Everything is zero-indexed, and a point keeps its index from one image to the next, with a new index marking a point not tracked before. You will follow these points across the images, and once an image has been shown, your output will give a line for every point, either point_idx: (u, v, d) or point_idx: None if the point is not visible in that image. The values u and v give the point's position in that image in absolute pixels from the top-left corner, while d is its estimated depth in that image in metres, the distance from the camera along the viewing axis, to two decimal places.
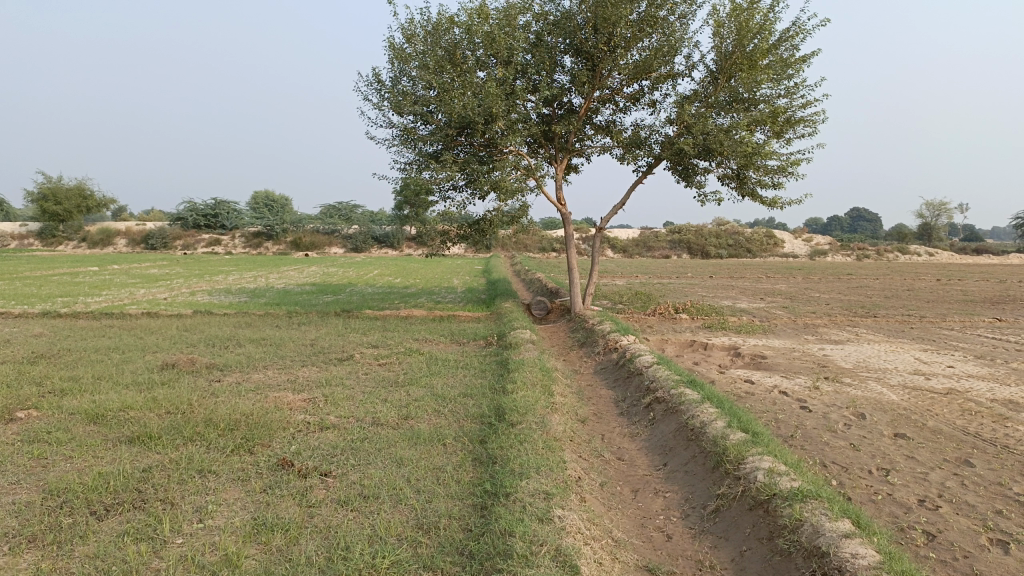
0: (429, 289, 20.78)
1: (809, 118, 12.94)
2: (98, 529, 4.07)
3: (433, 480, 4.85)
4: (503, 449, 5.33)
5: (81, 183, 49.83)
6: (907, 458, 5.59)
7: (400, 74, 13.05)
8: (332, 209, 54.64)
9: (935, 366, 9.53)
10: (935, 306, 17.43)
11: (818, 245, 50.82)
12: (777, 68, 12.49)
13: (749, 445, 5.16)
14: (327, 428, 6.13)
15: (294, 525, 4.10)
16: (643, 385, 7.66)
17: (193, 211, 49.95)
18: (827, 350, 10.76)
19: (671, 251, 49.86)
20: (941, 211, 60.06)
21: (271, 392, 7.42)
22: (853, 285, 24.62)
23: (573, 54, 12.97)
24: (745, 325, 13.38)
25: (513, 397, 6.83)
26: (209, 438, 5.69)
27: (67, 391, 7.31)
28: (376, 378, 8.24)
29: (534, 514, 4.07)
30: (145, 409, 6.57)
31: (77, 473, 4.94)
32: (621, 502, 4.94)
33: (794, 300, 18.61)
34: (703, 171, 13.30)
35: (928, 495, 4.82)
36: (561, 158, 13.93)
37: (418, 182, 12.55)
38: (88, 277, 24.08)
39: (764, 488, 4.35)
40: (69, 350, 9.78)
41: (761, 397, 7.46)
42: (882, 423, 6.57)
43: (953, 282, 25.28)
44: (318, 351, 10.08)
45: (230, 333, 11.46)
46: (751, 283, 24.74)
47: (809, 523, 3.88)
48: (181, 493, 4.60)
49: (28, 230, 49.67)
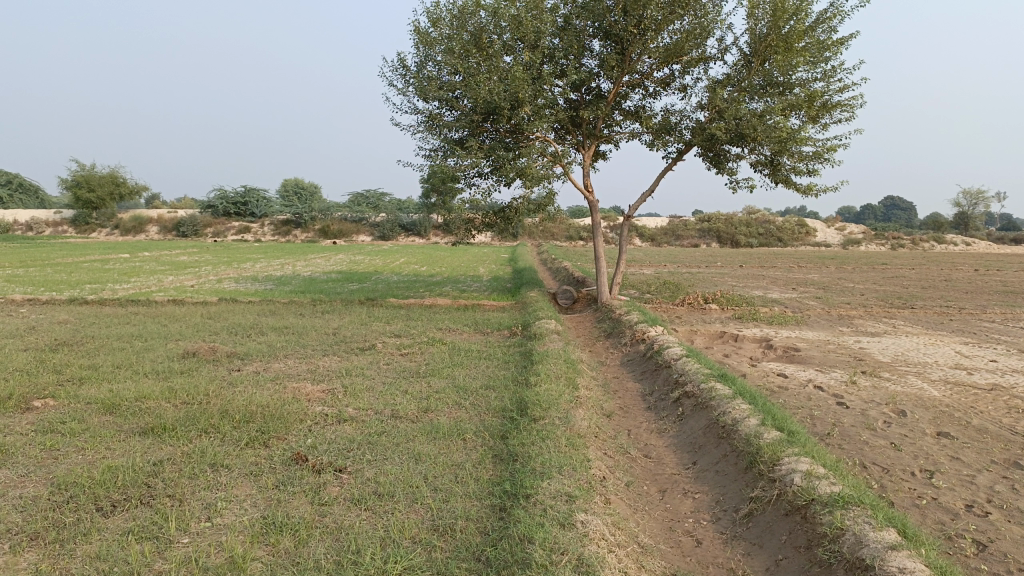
0: (454, 277, 20.59)
1: (847, 102, 12.46)
2: (104, 526, 3.94)
3: (451, 478, 4.65)
4: (525, 446, 5.12)
5: (114, 170, 50.47)
6: (952, 459, 5.28)
7: (426, 59, 12.83)
8: (360, 197, 54.75)
9: (978, 360, 9.13)
10: (975, 297, 16.86)
11: (851, 234, 49.78)
12: (813, 50, 12.04)
13: (784, 445, 4.89)
14: (345, 420, 5.96)
15: (304, 526, 3.92)
16: (672, 378, 7.39)
17: (222, 199, 50.36)
18: (863, 342, 10.40)
19: (700, 239, 49.26)
20: (979, 200, 58.45)
21: (289, 382, 7.29)
22: (889, 274, 23.93)
23: (602, 37, 12.63)
24: (777, 315, 13.02)
25: (537, 391, 6.61)
26: (223, 430, 5.55)
27: (85, 379, 7.24)
28: (397, 368, 8.06)
29: (555, 518, 3.85)
30: (162, 399, 6.46)
31: (87, 466, 4.82)
32: (648, 503, 4.70)
33: (827, 291, 18.15)
34: (735, 158, 12.93)
35: (977, 500, 4.52)
36: (589, 145, 13.62)
37: (443, 169, 12.32)
38: (117, 263, 24.30)
39: (802, 493, 4.09)
40: (93, 337, 9.77)
41: (794, 392, 7.17)
42: (924, 421, 6.24)
43: (991, 273, 24.52)
44: (340, 340, 9.94)
45: (253, 322, 11.39)
46: (782, 274, 24.27)
47: (851, 532, 3.61)
48: (192, 489, 4.45)
49: (62, 217, 50.36)
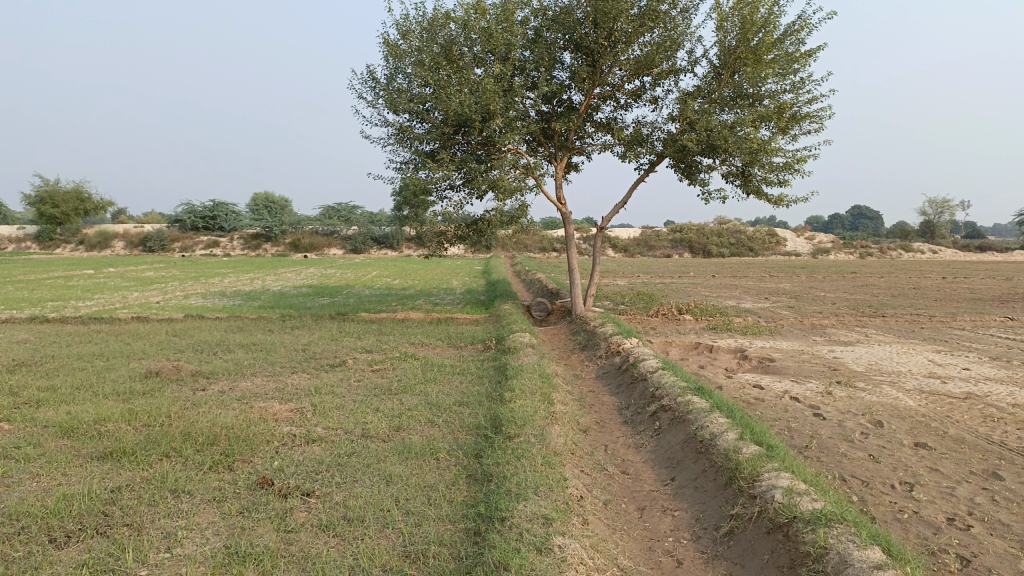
0: (427, 290, 20.41)
1: (816, 114, 12.56)
2: (56, 559, 3.72)
3: (423, 501, 4.49)
4: (499, 465, 4.97)
5: (79, 185, 49.51)
6: (931, 470, 5.23)
7: (395, 71, 12.68)
8: (331, 210, 54.36)
9: (950, 368, 9.16)
10: (944, 305, 17.02)
11: (820, 244, 50.36)
12: (782, 62, 12.10)
13: (764, 460, 4.80)
14: (314, 441, 5.77)
15: (268, 555, 3.73)
16: (648, 392, 7.29)
17: (191, 213, 49.60)
18: (837, 352, 10.41)
19: (672, 250, 49.59)
20: (944, 209, 59.53)
21: (257, 401, 7.07)
22: (860, 283, 24.14)
23: (572, 50, 12.60)
24: (751, 326, 13.01)
25: (511, 407, 6.47)
26: (186, 454, 5.34)
27: (43, 402, 6.96)
28: (368, 385, 7.87)
29: (532, 543, 3.71)
30: (122, 422, 6.21)
31: (40, 494, 4.58)
32: (627, 523, 4.58)
33: (800, 300, 18.24)
34: (707, 169, 12.95)
35: (958, 513, 4.46)
36: (561, 156, 13.57)
37: (415, 182, 12.17)
38: (82, 280, 23.75)
39: (784, 510, 4.00)
40: (53, 357, 9.45)
41: (771, 403, 7.11)
42: (901, 432, 6.20)
43: (958, 280, 24.85)
44: (310, 356, 9.71)
45: (220, 338, 11.13)
46: (754, 283, 24.42)
47: (835, 551, 3.52)
48: (151, 517, 4.24)
49: (25, 233, 49.19)
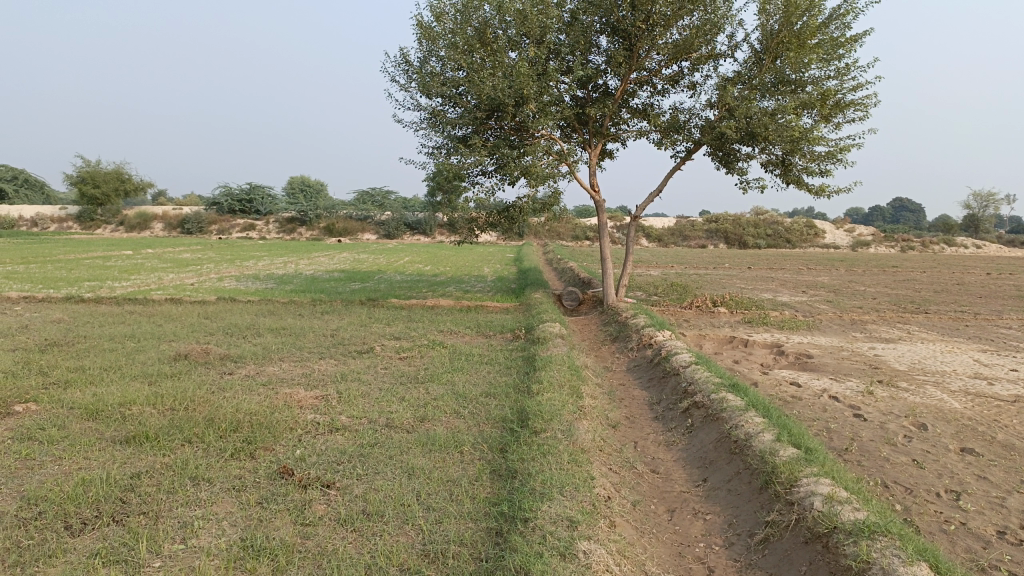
0: (459, 277, 20.29)
1: (861, 101, 12.12)
2: (70, 547, 3.65)
3: (445, 497, 4.35)
4: (524, 462, 4.82)
5: (119, 166, 50.38)
6: (979, 478, 4.96)
7: (429, 54, 12.50)
8: (366, 195, 54.56)
9: (997, 369, 8.79)
10: (990, 302, 16.44)
11: (861, 236, 49.24)
12: (827, 48, 11.69)
13: (802, 463, 4.57)
14: (337, 430, 5.67)
15: (283, 550, 3.63)
16: (680, 387, 7.08)
17: (228, 196, 50.14)
18: (878, 349, 10.07)
19: (707, 240, 48.86)
20: (989, 202, 57.66)
21: (282, 387, 7.01)
22: (901, 278, 23.47)
23: (609, 33, 12.31)
24: (787, 320, 12.68)
25: (539, 400, 6.30)
26: (208, 440, 5.27)
27: (71, 382, 6.98)
28: (395, 373, 7.78)
29: (555, 547, 3.55)
30: (147, 405, 6.19)
31: (60, 479, 4.53)
32: (656, 525, 4.40)
33: (839, 294, 17.77)
34: (746, 158, 12.59)
35: (1009, 526, 4.20)
36: (596, 143, 13.32)
37: (446, 168, 12.03)
38: (119, 260, 24.16)
39: (823, 519, 3.79)
40: (84, 337, 9.53)
41: (809, 402, 6.86)
42: (947, 436, 5.91)
43: (1004, 277, 23.99)
44: (338, 342, 9.65)
45: (250, 322, 11.15)
46: (791, 276, 23.89)
47: (878, 566, 3.31)
48: (169, 506, 4.16)
49: (66, 212, 50.10)
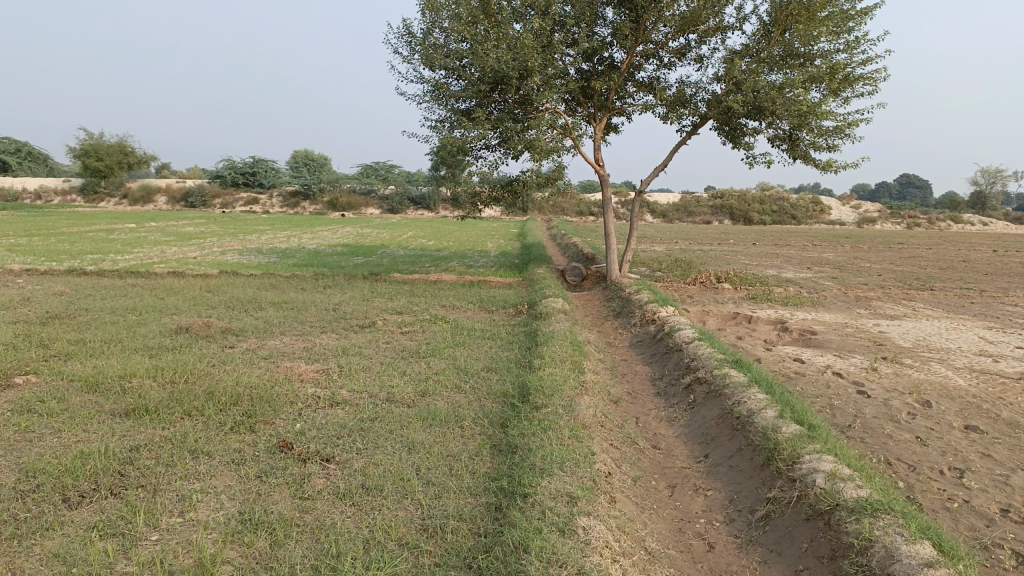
0: (463, 252, 20.22)
1: (870, 75, 11.95)
2: (68, 520, 3.64)
3: (445, 471, 4.33)
4: (525, 437, 4.79)
5: (123, 139, 50.20)
6: (983, 456, 4.92)
7: (432, 26, 12.33)
8: (370, 169, 54.33)
9: (1003, 347, 8.73)
10: (996, 279, 16.32)
11: (867, 213, 48.93)
12: (836, 20, 11.49)
13: (804, 440, 4.53)
14: (338, 404, 5.65)
15: (281, 524, 3.61)
16: (683, 363, 7.04)
17: (231, 169, 49.95)
18: (882, 326, 10.01)
19: (712, 216, 48.61)
20: (997, 179, 57.15)
21: (283, 361, 6.98)
22: (908, 254, 23.33)
23: (615, 5, 12.12)
24: (791, 296, 12.60)
25: (540, 375, 6.26)
26: (207, 413, 5.25)
27: (72, 355, 6.96)
28: (397, 347, 7.75)
29: (554, 523, 3.52)
30: (147, 378, 6.17)
31: (59, 451, 4.52)
32: (656, 501, 4.37)
33: (844, 271, 17.66)
34: (752, 132, 12.44)
35: (1012, 504, 4.17)
36: (601, 118, 13.18)
37: (450, 141, 11.91)
38: (123, 233, 24.14)
39: (825, 497, 3.76)
40: (87, 310, 9.51)
41: (812, 378, 6.82)
42: (951, 413, 5.87)
43: (1010, 254, 23.86)
44: (340, 316, 9.62)
45: (252, 295, 11.11)
46: (797, 252, 23.77)
47: (881, 544, 3.28)
48: (167, 479, 4.14)
49: (69, 185, 50.00)
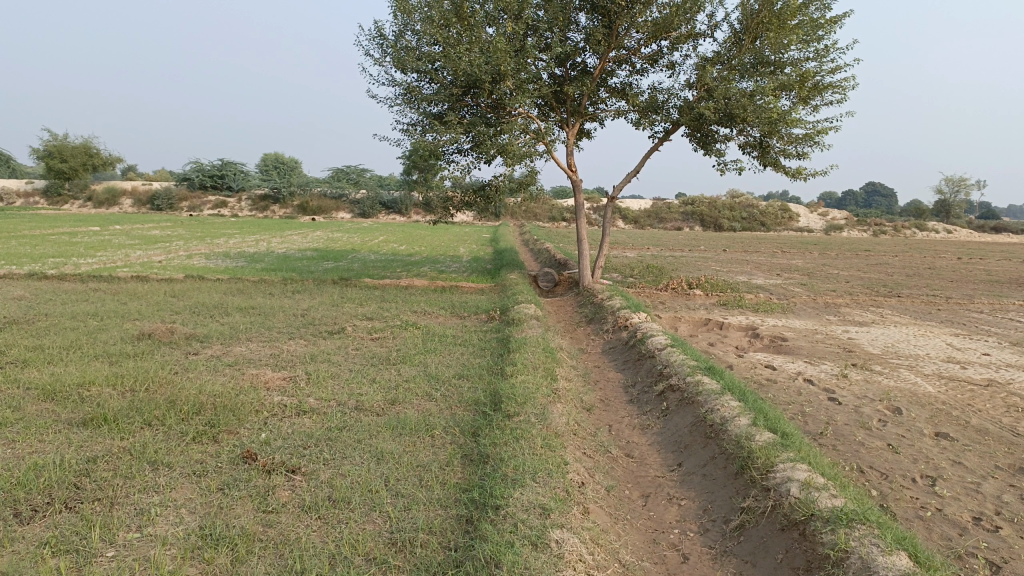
0: (435, 257, 20.07)
1: (839, 84, 12.06)
2: (18, 536, 3.47)
3: (414, 482, 4.22)
4: (496, 446, 4.70)
5: (88, 140, 49.25)
6: (953, 463, 4.93)
7: (404, 28, 12.22)
8: (341, 173, 53.89)
9: (969, 353, 8.83)
10: (961, 287, 16.57)
11: (834, 220, 49.61)
12: (806, 29, 11.60)
13: (778, 449, 4.50)
14: (305, 412, 5.51)
15: (243, 539, 3.48)
16: (655, 370, 6.99)
17: (199, 172, 49.21)
18: (852, 333, 10.08)
19: (683, 223, 48.94)
20: (960, 188, 58.25)
21: (249, 368, 6.81)
22: (875, 261, 23.62)
23: (589, 10, 12.12)
24: (762, 303, 12.66)
25: (512, 383, 6.17)
26: (168, 423, 5.09)
27: (29, 362, 6.73)
28: (366, 354, 7.61)
29: (526, 536, 3.44)
30: (107, 386, 5.97)
31: (11, 463, 4.33)
32: (630, 512, 4.31)
33: (813, 278, 17.81)
34: (724, 139, 12.50)
35: (984, 513, 4.17)
36: (573, 123, 13.15)
37: (421, 145, 11.79)
38: (87, 237, 23.61)
39: (800, 506, 3.72)
40: (45, 315, 9.24)
41: (784, 385, 6.81)
42: (921, 420, 5.89)
43: (974, 261, 24.28)
44: (308, 322, 9.45)
45: (218, 301, 10.88)
46: (768, 259, 23.95)
47: (857, 555, 3.24)
48: (125, 492, 3.98)
49: (32, 186, 48.91)
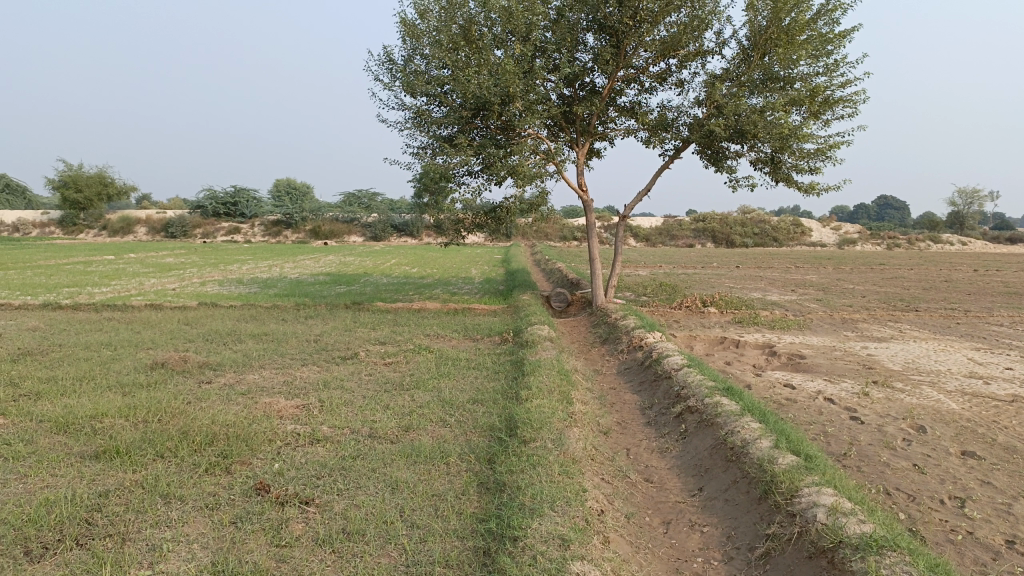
0: (447, 279, 20.04)
1: (849, 98, 12.01)
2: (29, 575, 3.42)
3: (430, 513, 4.14)
4: (513, 474, 4.62)
5: (102, 170, 49.78)
6: (982, 484, 4.79)
7: (412, 53, 12.28)
8: (352, 197, 54.17)
9: (992, 368, 8.66)
10: (979, 299, 16.35)
11: (848, 235, 49.31)
12: (814, 44, 11.57)
13: (802, 472, 4.38)
14: (318, 441, 5.44)
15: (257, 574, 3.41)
16: (672, 391, 6.88)
17: (212, 199, 49.59)
18: (870, 349, 9.94)
19: (695, 240, 48.78)
20: (975, 199, 57.78)
21: (262, 397, 6.76)
22: (891, 275, 23.39)
23: (596, 30, 12.15)
24: (778, 320, 12.53)
25: (527, 407, 6.09)
26: (181, 454, 5.03)
27: (42, 394, 6.71)
28: (379, 379, 7.55)
29: (545, 569, 3.34)
30: (119, 417, 5.93)
31: (23, 498, 4.28)
32: (651, 539, 4.20)
33: (829, 293, 17.63)
34: (734, 156, 12.45)
35: (1017, 535, 4.03)
36: (583, 142, 13.14)
37: (431, 168, 11.80)
38: (101, 265, 23.75)
39: (828, 533, 3.61)
40: (59, 346, 9.24)
41: (804, 405, 6.69)
42: (947, 439, 5.75)
43: (991, 274, 24.01)
44: (321, 348, 9.41)
45: (231, 328, 10.87)
46: (782, 274, 23.77)
47: None
48: (137, 527, 3.93)
49: (48, 216, 49.43)
